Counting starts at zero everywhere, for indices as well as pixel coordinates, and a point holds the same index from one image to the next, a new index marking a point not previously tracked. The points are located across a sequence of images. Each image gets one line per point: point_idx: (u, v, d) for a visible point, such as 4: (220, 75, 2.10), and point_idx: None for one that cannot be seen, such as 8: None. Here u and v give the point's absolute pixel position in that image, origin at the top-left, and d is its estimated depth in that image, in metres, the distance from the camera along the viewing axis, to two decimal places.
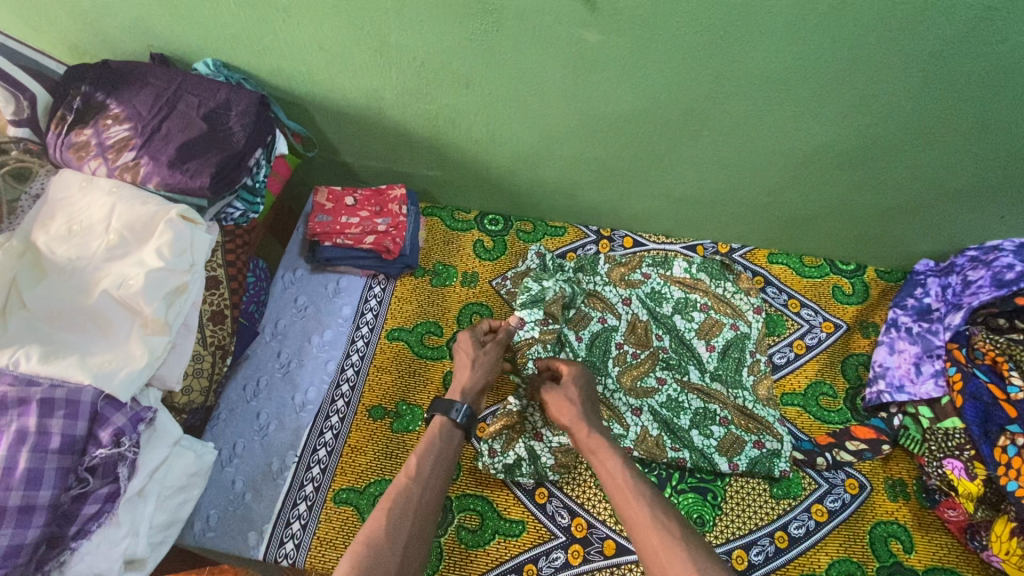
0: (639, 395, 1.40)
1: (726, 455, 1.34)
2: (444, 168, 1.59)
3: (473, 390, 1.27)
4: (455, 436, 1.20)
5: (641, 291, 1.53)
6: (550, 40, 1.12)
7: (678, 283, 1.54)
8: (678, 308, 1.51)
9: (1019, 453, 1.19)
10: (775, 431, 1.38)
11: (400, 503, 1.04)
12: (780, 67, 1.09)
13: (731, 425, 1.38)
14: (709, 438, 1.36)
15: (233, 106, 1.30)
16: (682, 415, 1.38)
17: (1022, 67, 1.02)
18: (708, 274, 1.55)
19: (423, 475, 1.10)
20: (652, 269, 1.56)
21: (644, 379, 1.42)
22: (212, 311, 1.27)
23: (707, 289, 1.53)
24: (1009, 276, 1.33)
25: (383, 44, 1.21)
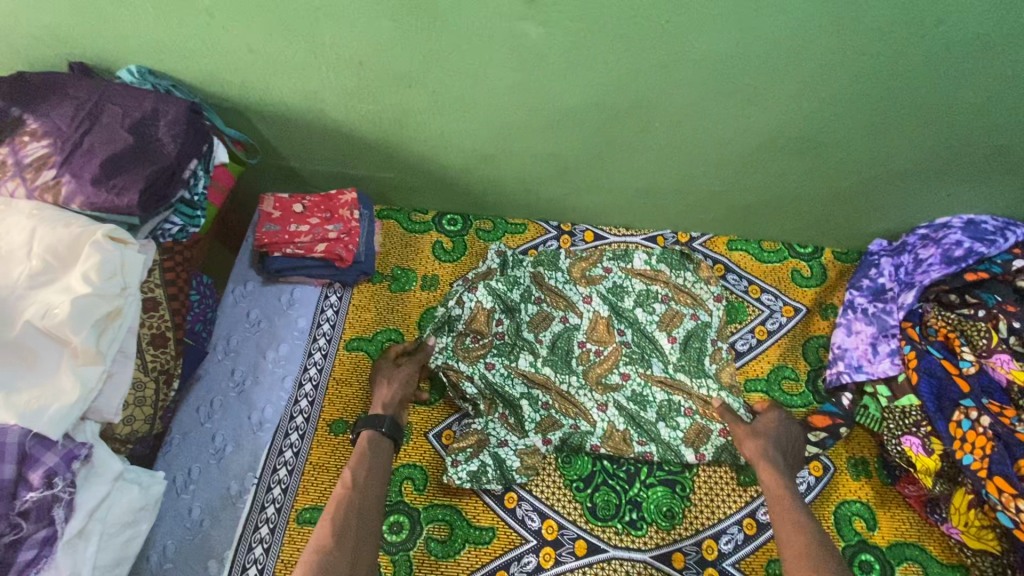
0: (605, 389, 1.41)
1: (692, 446, 1.35)
2: (395, 169, 1.54)
3: (392, 401, 1.30)
4: (383, 445, 1.24)
5: (602, 288, 1.51)
6: (490, 36, 1.07)
7: (639, 275, 1.52)
8: (639, 301, 1.50)
9: (973, 427, 1.22)
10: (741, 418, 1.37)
11: (342, 513, 1.10)
12: (724, 55, 1.07)
13: (696, 414, 1.39)
14: (675, 431, 1.37)
15: (162, 116, 1.22)
16: (648, 408, 1.39)
17: (961, 49, 1.02)
18: (667, 265, 1.53)
19: (361, 482, 1.15)
20: (613, 262, 1.54)
21: (608, 376, 1.42)
22: (152, 334, 1.19)
23: (667, 280, 1.52)
24: (958, 253, 1.35)
25: (316, 44, 1.15)
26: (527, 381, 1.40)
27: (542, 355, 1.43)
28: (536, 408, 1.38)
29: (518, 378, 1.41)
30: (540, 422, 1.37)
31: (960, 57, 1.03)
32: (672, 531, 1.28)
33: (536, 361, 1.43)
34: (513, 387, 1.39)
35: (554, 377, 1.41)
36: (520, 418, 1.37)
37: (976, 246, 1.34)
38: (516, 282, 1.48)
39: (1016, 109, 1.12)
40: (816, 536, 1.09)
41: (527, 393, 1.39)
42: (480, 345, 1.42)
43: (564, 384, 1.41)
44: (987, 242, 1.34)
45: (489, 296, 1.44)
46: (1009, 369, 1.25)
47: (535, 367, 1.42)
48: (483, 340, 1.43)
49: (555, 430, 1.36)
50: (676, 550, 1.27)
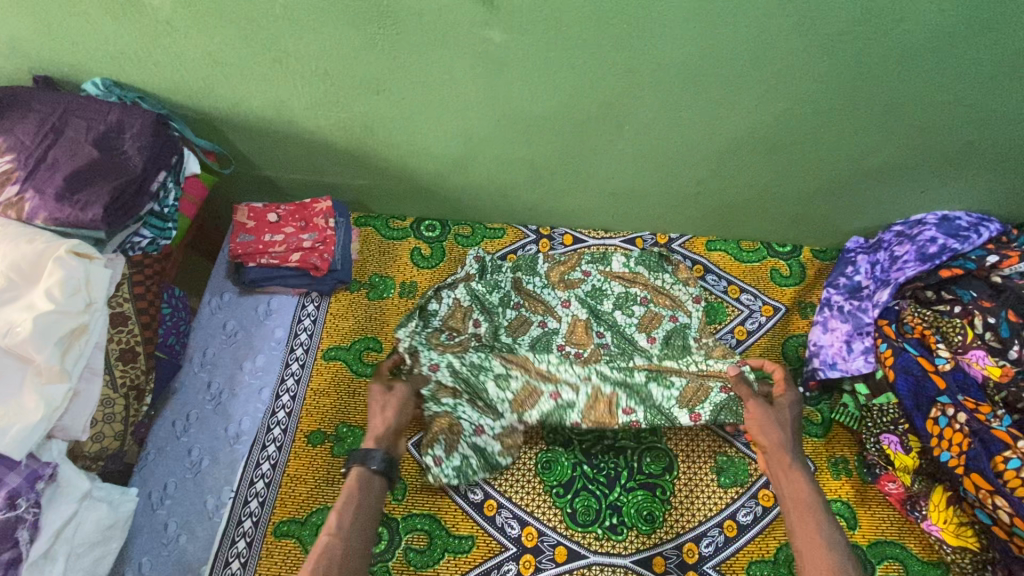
0: (586, 362, 1.38)
1: (689, 406, 1.34)
2: (370, 176, 1.53)
3: (386, 433, 1.18)
4: (373, 483, 1.10)
5: (582, 291, 1.49)
6: (454, 42, 1.07)
7: (618, 278, 1.50)
8: (618, 304, 1.47)
9: (950, 424, 1.22)
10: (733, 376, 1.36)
11: (322, 569, 0.96)
12: (688, 58, 1.06)
13: (691, 375, 1.37)
14: (670, 389, 1.35)
15: (127, 128, 1.21)
16: (631, 394, 1.34)
17: (923, 48, 1.02)
18: (646, 267, 1.51)
19: (346, 531, 1.02)
20: (591, 266, 1.52)
21: (589, 371, 1.40)
22: (121, 350, 1.18)
23: (645, 282, 1.50)
24: (932, 250, 1.35)
25: (280, 54, 1.14)
26: (504, 363, 1.37)
27: (520, 353, 1.42)
28: (505, 389, 1.34)
29: (495, 360, 1.37)
30: (515, 397, 1.34)
31: (924, 55, 1.03)
32: (653, 535, 1.28)
33: (513, 346, 1.42)
34: (488, 366, 1.36)
35: (533, 359, 1.37)
36: (489, 401, 1.33)
37: (950, 243, 1.34)
38: (496, 283, 1.47)
39: (983, 106, 1.12)
40: (843, 549, 1.00)
41: (496, 377, 1.35)
42: (456, 341, 1.40)
43: (543, 363, 1.37)
44: (960, 238, 1.34)
45: (468, 295, 1.44)
46: (985, 365, 1.26)
47: (513, 349, 1.39)
48: (458, 336, 1.40)
49: (531, 407, 1.34)
50: (657, 554, 1.26)
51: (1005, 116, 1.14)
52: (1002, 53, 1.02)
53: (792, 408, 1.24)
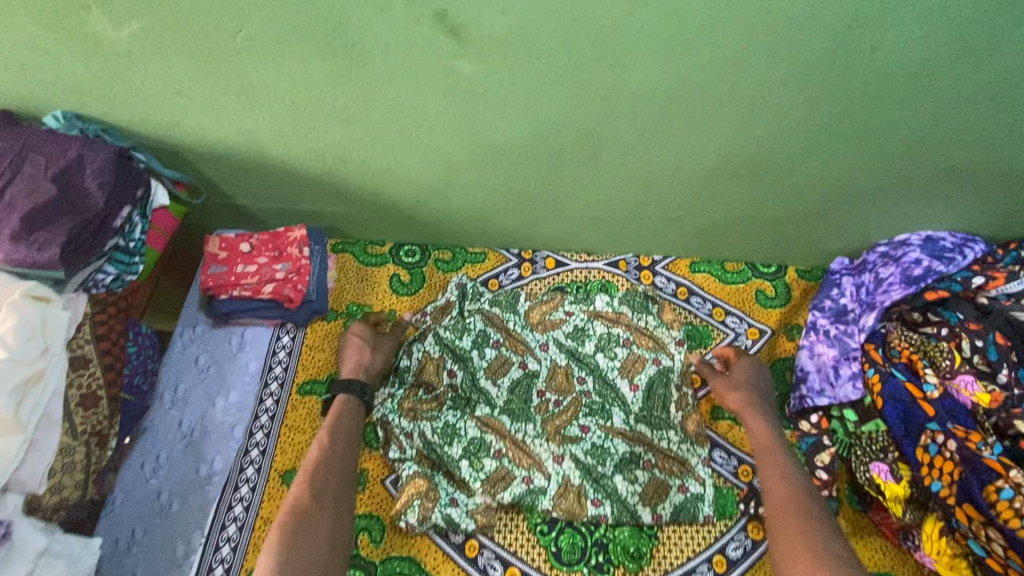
0: (562, 441, 1.35)
1: (649, 505, 1.30)
2: (345, 204, 1.49)
3: (370, 371, 1.41)
4: (360, 409, 1.34)
5: (561, 333, 1.48)
6: (422, 73, 1.04)
7: (600, 318, 1.49)
8: (600, 345, 1.46)
9: (940, 452, 1.19)
10: (697, 474, 1.33)
11: (319, 475, 1.19)
12: (663, 87, 1.04)
13: (655, 468, 1.34)
14: (633, 484, 1.32)
15: (87, 164, 1.17)
16: (607, 461, 1.34)
17: (900, 76, 1.00)
18: (629, 307, 1.50)
19: (337, 446, 1.25)
20: (574, 306, 1.51)
21: (566, 428, 1.37)
22: (81, 395, 1.13)
23: (629, 323, 1.49)
24: (917, 272, 1.33)
25: (244, 86, 1.11)
26: (481, 426, 1.36)
27: (499, 404, 1.40)
28: (478, 468, 1.32)
29: (471, 423, 1.37)
30: (488, 477, 1.31)
31: (902, 81, 1.01)
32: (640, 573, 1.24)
33: (494, 410, 1.39)
34: (463, 429, 1.36)
35: (511, 425, 1.37)
36: (461, 478, 1.31)
37: (935, 264, 1.32)
38: (466, 325, 1.47)
39: (962, 130, 1.10)
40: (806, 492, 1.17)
41: (468, 453, 1.33)
42: (432, 398, 1.40)
43: (520, 433, 1.36)
44: (945, 259, 1.33)
45: (438, 345, 1.44)
46: (973, 392, 1.23)
47: (492, 414, 1.38)
48: (434, 392, 1.40)
49: (503, 486, 1.30)
50: None
51: (986, 139, 1.12)
52: (981, 79, 1.00)
53: (750, 373, 1.40)
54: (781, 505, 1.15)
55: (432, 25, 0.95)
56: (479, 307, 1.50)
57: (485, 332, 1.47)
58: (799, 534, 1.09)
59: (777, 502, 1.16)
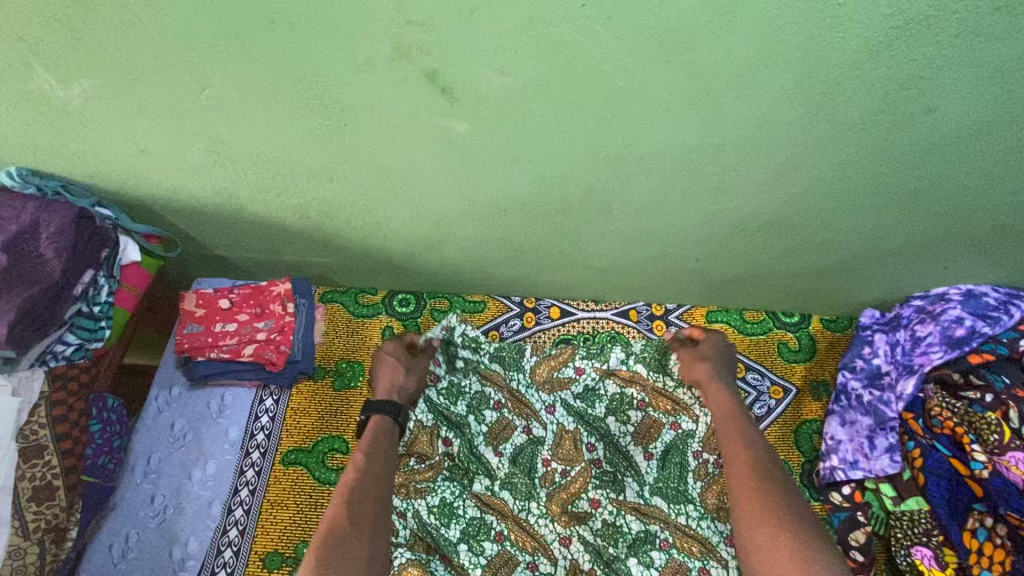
0: (569, 521, 1.21)
1: None
2: (332, 255, 1.38)
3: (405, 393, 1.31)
4: (393, 432, 1.24)
5: (571, 393, 1.34)
6: (412, 132, 0.93)
7: (614, 376, 1.35)
8: (612, 408, 1.33)
9: (990, 537, 1.11)
10: (719, 554, 1.17)
11: (356, 496, 1.10)
12: (682, 146, 0.93)
13: (673, 549, 1.18)
14: (648, 569, 1.17)
15: (43, 227, 1.06)
16: (619, 542, 1.20)
17: (951, 135, 0.89)
18: (647, 365, 1.35)
19: (373, 465, 1.16)
20: (586, 361, 1.36)
21: (576, 502, 1.23)
22: (34, 489, 1.03)
23: (645, 383, 1.34)
24: (959, 333, 1.22)
25: (214, 142, 1.00)
26: (480, 505, 1.22)
27: (500, 476, 1.25)
28: (477, 553, 1.17)
29: (471, 501, 1.22)
30: (490, 563, 1.17)
31: (955, 142, 0.90)
32: None
33: (493, 484, 1.24)
34: (461, 509, 1.21)
35: (513, 502, 1.22)
36: (459, 565, 1.16)
37: (979, 325, 1.21)
38: (461, 389, 1.32)
39: (1017, 189, 0.99)
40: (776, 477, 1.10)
41: (467, 536, 1.19)
42: (427, 468, 1.24)
43: (523, 511, 1.22)
44: (990, 319, 1.21)
45: (430, 412, 1.29)
46: None
47: (492, 490, 1.23)
48: (429, 462, 1.25)
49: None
50: None
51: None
52: None
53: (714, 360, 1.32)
54: (745, 482, 1.11)
55: (423, 83, 0.83)
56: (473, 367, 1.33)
57: (482, 393, 1.32)
58: (761, 506, 1.06)
59: (743, 480, 1.12)
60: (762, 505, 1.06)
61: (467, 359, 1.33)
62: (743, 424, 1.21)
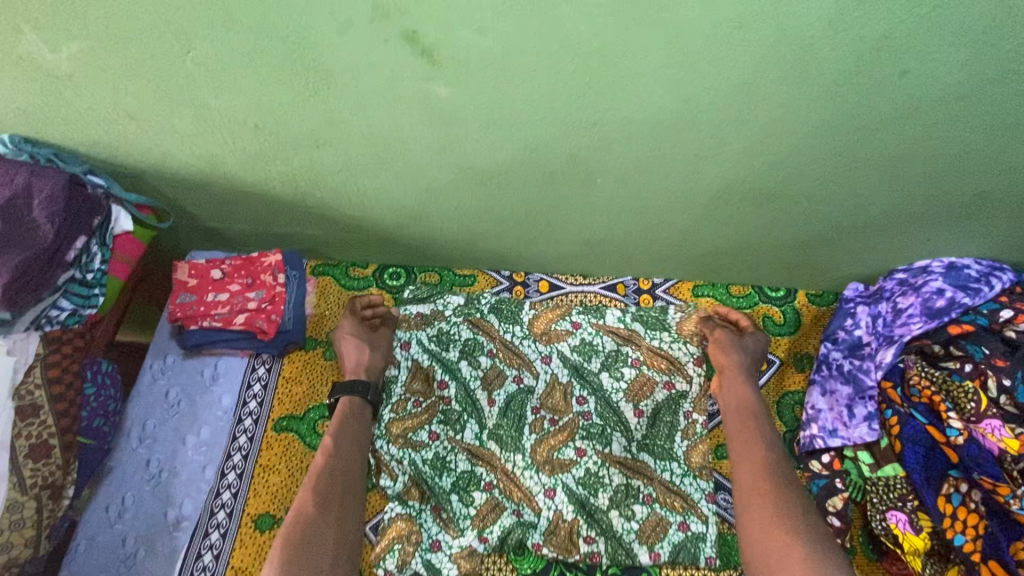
0: (553, 470, 1.27)
1: (647, 543, 1.22)
2: (323, 226, 1.39)
3: (374, 367, 1.36)
4: (363, 411, 1.29)
5: (566, 346, 1.39)
6: (394, 96, 0.94)
7: (610, 333, 1.41)
8: (606, 364, 1.37)
9: (963, 502, 1.11)
10: (700, 510, 1.25)
11: (324, 481, 1.15)
12: (661, 111, 0.94)
13: (655, 503, 1.26)
14: (630, 521, 1.24)
15: (36, 193, 1.08)
16: (600, 493, 1.26)
17: (928, 98, 0.89)
18: (642, 323, 1.41)
19: (341, 449, 1.21)
20: (583, 316, 1.42)
21: (561, 449, 1.29)
22: (31, 446, 1.05)
23: (641, 341, 1.40)
24: (939, 304, 1.23)
25: (202, 109, 1.01)
26: (471, 457, 1.29)
27: (489, 425, 1.32)
28: (467, 503, 1.25)
29: (462, 453, 1.30)
30: (478, 510, 1.24)
31: (932, 107, 0.91)
32: None
33: (482, 433, 1.31)
34: (453, 462, 1.28)
35: (500, 453, 1.29)
36: (451, 513, 1.24)
37: (959, 296, 1.22)
38: (452, 336, 1.39)
39: (996, 156, 1.00)
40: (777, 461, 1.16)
41: (457, 487, 1.26)
42: (424, 410, 1.32)
43: (511, 463, 1.28)
44: (970, 290, 1.22)
45: (426, 353, 1.38)
46: (1002, 437, 1.11)
47: (480, 440, 1.31)
48: (425, 404, 1.33)
49: (493, 523, 1.23)
50: None
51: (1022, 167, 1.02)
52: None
53: (751, 341, 1.35)
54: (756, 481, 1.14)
55: (403, 45, 0.85)
56: (466, 315, 1.42)
57: (474, 341, 1.39)
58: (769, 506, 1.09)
59: (748, 471, 1.16)
60: (767, 505, 1.09)
61: (458, 306, 1.43)
62: (758, 419, 1.24)
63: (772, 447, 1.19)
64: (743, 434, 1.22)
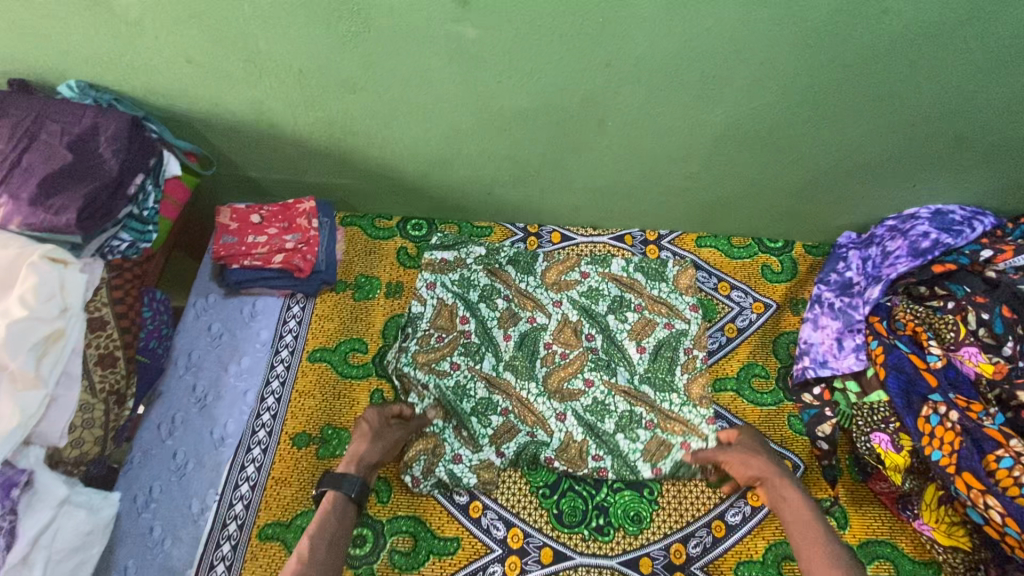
0: (563, 398, 1.39)
1: (650, 461, 1.33)
2: (352, 176, 1.50)
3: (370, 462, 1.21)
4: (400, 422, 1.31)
5: (576, 291, 1.50)
6: (429, 37, 1.08)
7: (615, 280, 1.51)
8: (612, 307, 1.48)
9: (941, 422, 1.19)
10: (700, 432, 1.36)
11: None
12: (664, 50, 1.08)
13: (657, 428, 1.36)
14: (635, 442, 1.35)
15: (102, 131, 1.20)
16: (607, 419, 1.37)
17: (896, 36, 1.04)
18: (644, 274, 1.52)
19: (315, 557, 1.05)
20: (590, 267, 1.53)
21: (571, 380, 1.41)
22: (99, 355, 1.18)
23: (643, 290, 1.50)
24: (925, 244, 1.33)
25: (254, 53, 1.14)
26: (489, 386, 1.40)
27: (505, 358, 1.43)
28: (485, 424, 1.36)
29: (480, 382, 1.40)
30: (495, 431, 1.36)
31: (903, 45, 1.06)
32: (640, 536, 1.27)
33: (499, 365, 1.42)
34: (473, 389, 1.39)
35: (516, 383, 1.41)
36: (472, 433, 1.35)
37: (943, 237, 1.33)
38: (472, 281, 1.51)
39: (960, 93, 1.14)
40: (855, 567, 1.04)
41: (477, 411, 1.37)
42: (446, 344, 1.43)
43: (524, 391, 1.40)
44: (953, 232, 1.33)
45: (450, 293, 1.49)
46: (977, 362, 1.24)
47: (497, 371, 1.42)
48: (448, 338, 1.44)
49: (509, 439, 1.35)
50: (643, 555, 1.25)
51: (984, 105, 1.16)
52: (985, 37, 1.03)
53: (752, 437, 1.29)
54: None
55: None
56: (486, 264, 1.53)
57: (491, 287, 1.50)
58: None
59: None
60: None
61: (480, 256, 1.54)
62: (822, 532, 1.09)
63: (840, 556, 1.05)
64: (812, 553, 1.08)
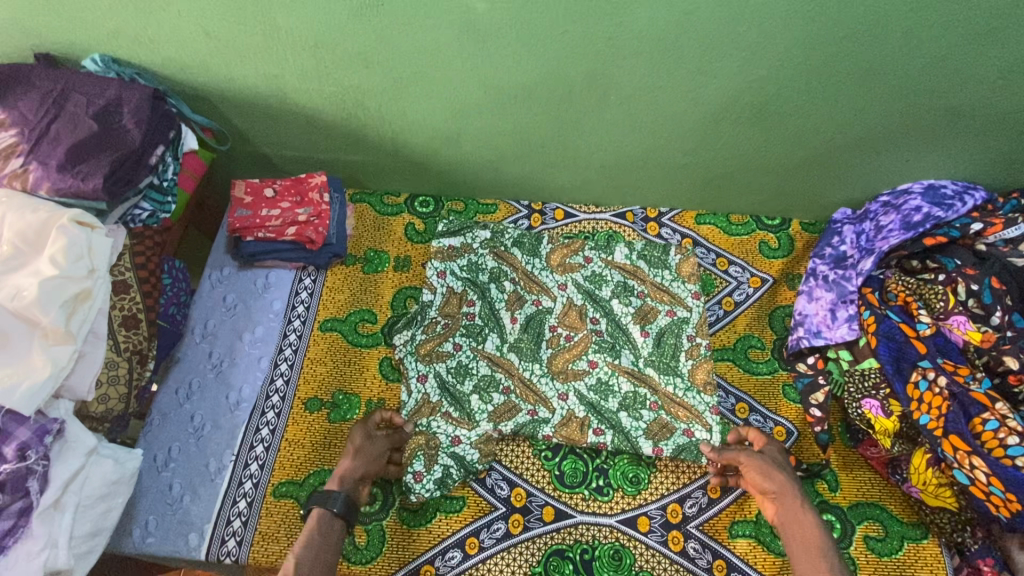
0: (567, 378, 1.43)
1: (652, 439, 1.36)
2: (363, 152, 1.55)
3: (352, 478, 1.21)
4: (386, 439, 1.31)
5: (580, 275, 1.54)
6: (438, 10, 1.13)
7: (619, 268, 1.54)
8: (616, 293, 1.52)
9: (930, 387, 1.24)
10: (705, 421, 1.38)
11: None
12: (664, 24, 1.12)
13: (661, 409, 1.39)
14: (637, 421, 1.38)
15: (125, 103, 1.25)
16: (610, 398, 1.41)
17: (888, 9, 1.08)
18: (647, 262, 1.55)
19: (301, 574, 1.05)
20: (595, 252, 1.56)
21: (576, 361, 1.45)
22: (123, 317, 1.24)
23: (646, 277, 1.53)
24: (917, 218, 1.38)
25: (271, 27, 1.19)
26: (491, 364, 1.44)
27: (511, 340, 1.47)
28: (486, 401, 1.40)
29: (483, 360, 1.45)
30: (496, 408, 1.39)
31: (895, 19, 1.10)
32: (638, 497, 1.32)
33: (503, 345, 1.47)
34: (475, 368, 1.44)
35: (519, 363, 1.45)
36: (469, 412, 1.39)
37: (934, 211, 1.37)
38: (480, 265, 1.55)
39: (951, 67, 1.18)
40: None
41: (478, 388, 1.41)
42: (451, 329, 1.48)
43: (528, 371, 1.44)
44: (945, 206, 1.37)
45: (460, 281, 1.52)
46: (965, 331, 1.28)
47: (500, 351, 1.46)
48: (454, 323, 1.48)
49: (508, 417, 1.38)
50: (641, 515, 1.30)
51: (975, 80, 1.19)
52: (975, 10, 1.07)
53: (777, 453, 1.28)
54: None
55: None
56: (493, 247, 1.57)
57: (499, 269, 1.54)
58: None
59: None
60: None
61: (485, 240, 1.57)
62: (827, 555, 1.09)
63: None
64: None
